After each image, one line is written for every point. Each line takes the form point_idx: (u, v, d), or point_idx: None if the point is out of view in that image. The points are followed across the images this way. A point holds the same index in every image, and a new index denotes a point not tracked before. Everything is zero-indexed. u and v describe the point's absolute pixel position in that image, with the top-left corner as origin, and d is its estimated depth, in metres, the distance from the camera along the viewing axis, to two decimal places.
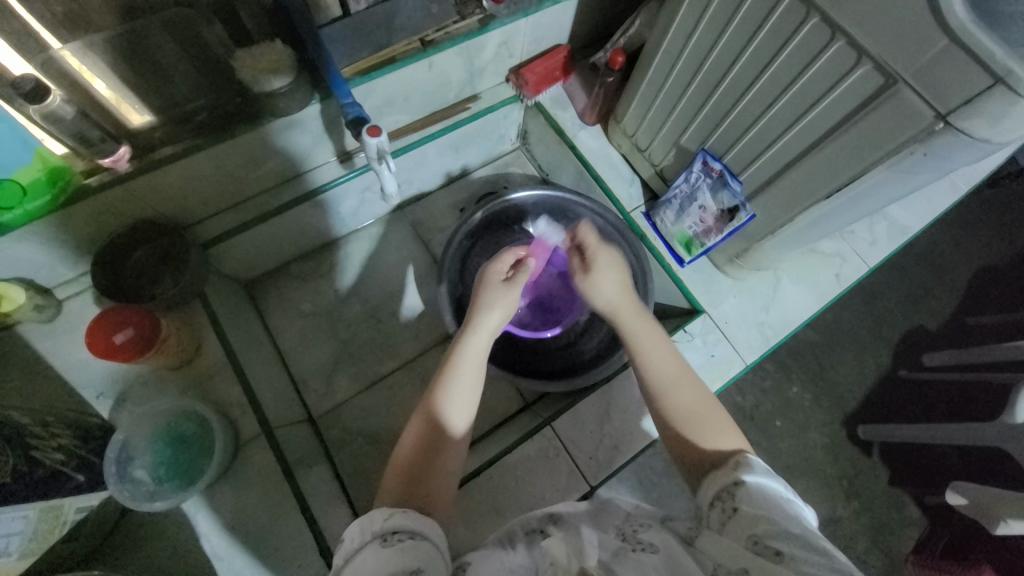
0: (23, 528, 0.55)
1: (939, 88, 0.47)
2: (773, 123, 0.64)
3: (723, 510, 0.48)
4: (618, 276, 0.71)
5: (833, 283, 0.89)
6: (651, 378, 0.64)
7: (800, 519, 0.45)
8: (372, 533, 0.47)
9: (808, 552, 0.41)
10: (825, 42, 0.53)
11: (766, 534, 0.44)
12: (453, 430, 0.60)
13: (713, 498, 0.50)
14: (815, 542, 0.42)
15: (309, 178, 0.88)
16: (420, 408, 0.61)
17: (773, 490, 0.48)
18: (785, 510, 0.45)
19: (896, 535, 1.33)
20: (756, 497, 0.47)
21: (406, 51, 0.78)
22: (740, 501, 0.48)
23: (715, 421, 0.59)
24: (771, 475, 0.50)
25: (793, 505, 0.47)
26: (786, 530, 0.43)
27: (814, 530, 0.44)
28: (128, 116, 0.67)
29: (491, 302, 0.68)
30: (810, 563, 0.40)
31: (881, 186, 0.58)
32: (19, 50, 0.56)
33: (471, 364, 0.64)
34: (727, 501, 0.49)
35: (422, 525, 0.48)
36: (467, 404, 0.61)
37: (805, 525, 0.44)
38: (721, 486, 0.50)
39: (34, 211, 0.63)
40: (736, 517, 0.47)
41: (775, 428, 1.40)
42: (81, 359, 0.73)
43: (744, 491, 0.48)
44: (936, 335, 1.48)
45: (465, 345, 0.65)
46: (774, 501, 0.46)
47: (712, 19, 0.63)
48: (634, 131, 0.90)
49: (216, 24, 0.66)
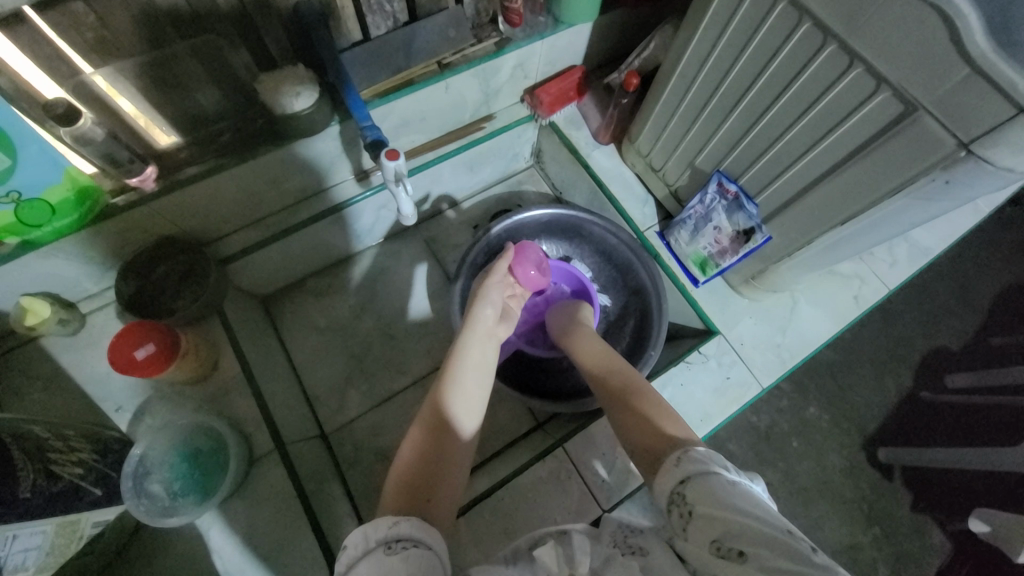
0: (42, 543, 0.52)
1: (962, 117, 0.46)
2: (790, 147, 0.63)
3: (680, 516, 0.45)
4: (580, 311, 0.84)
5: (852, 306, 0.88)
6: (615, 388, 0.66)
7: (752, 502, 0.43)
8: (376, 541, 0.46)
9: (767, 543, 0.40)
10: (843, 69, 0.53)
11: (725, 534, 0.42)
12: (460, 431, 0.61)
13: (669, 504, 0.47)
14: (771, 529, 0.41)
15: (329, 195, 0.89)
16: (422, 415, 0.63)
17: (719, 479, 0.45)
18: (735, 498, 0.43)
19: (919, 564, 1.28)
20: (704, 491, 0.45)
21: (424, 73, 0.80)
22: (693, 502, 0.45)
23: (665, 417, 0.58)
24: (716, 461, 0.48)
25: (740, 486, 0.45)
26: (741, 524, 0.41)
27: (771, 512, 0.43)
28: (157, 139, 0.70)
29: (485, 296, 0.77)
30: (771, 558, 0.39)
31: (902, 212, 0.57)
32: (52, 76, 0.58)
33: (470, 370, 0.66)
34: (681, 504, 0.46)
35: (425, 534, 0.48)
36: (469, 409, 0.63)
37: (757, 506, 0.43)
38: (672, 487, 0.48)
39: (62, 228, 0.65)
40: (693, 521, 0.44)
41: (791, 449, 1.37)
42: (101, 372, 0.75)
43: (694, 490, 0.46)
44: (958, 357, 1.44)
45: (464, 352, 0.69)
46: (724, 493, 0.44)
47: (728, 44, 0.64)
48: (648, 151, 0.90)
49: (241, 50, 0.69)
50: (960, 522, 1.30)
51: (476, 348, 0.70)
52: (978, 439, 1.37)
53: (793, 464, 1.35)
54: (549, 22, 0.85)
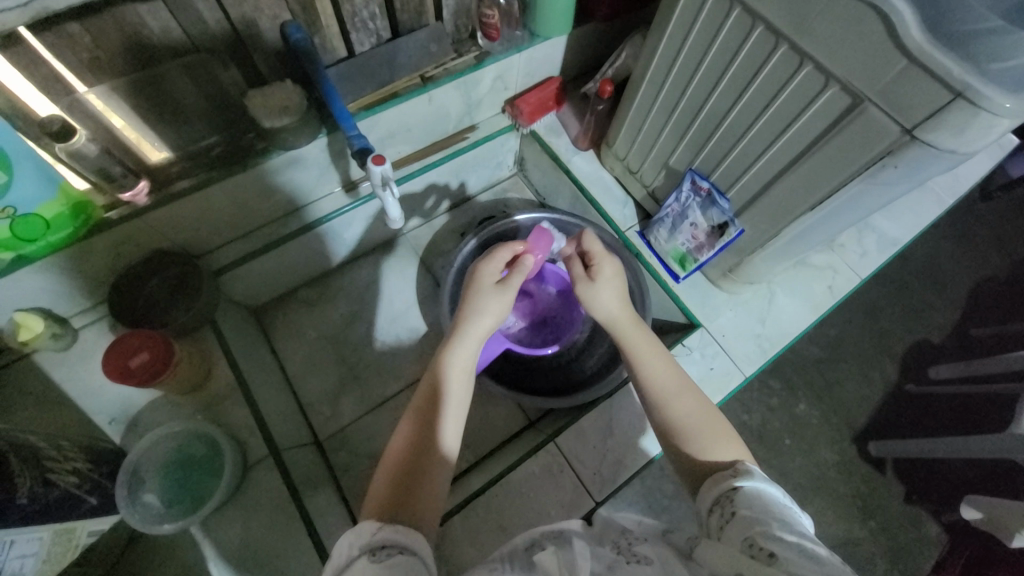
0: (38, 550, 0.54)
1: (904, 107, 0.50)
2: (754, 143, 0.67)
3: (722, 515, 0.50)
4: (619, 288, 0.72)
5: (827, 295, 0.91)
6: (659, 383, 0.65)
7: (795, 522, 0.46)
8: (360, 548, 0.47)
9: (801, 555, 0.42)
10: (794, 68, 0.58)
11: (760, 535, 0.45)
12: (442, 441, 0.60)
13: (713, 505, 0.52)
14: (807, 544, 0.43)
15: (313, 209, 0.92)
16: (409, 418, 0.62)
17: (770, 496, 0.49)
18: (779, 515, 0.47)
19: (916, 555, 1.30)
20: (753, 501, 0.49)
21: (407, 87, 0.83)
22: (738, 506, 0.49)
23: (717, 433, 0.60)
24: (769, 482, 0.51)
25: (789, 510, 0.48)
26: (777, 532, 0.44)
27: (808, 535, 0.45)
28: (149, 154, 0.72)
29: (481, 307, 0.68)
30: (800, 561, 0.41)
31: (859, 198, 0.61)
32: (47, 94, 0.61)
33: (458, 377, 0.64)
34: (726, 506, 0.50)
35: (409, 541, 0.49)
36: (454, 418, 0.63)
37: (799, 529, 0.45)
38: (719, 492, 0.52)
39: (56, 242, 0.67)
40: (734, 520, 0.48)
41: (784, 446, 1.39)
42: (95, 386, 0.75)
43: (741, 497, 0.50)
44: (939, 348, 1.48)
45: (452, 350, 0.66)
46: (771, 506, 0.48)
47: (692, 48, 0.68)
48: (625, 154, 0.93)
49: (231, 68, 0.72)
50: (953, 511, 1.32)
51: (466, 355, 0.66)
52: (964, 428, 1.40)
53: (786, 461, 1.37)
54: (525, 36, 0.89)
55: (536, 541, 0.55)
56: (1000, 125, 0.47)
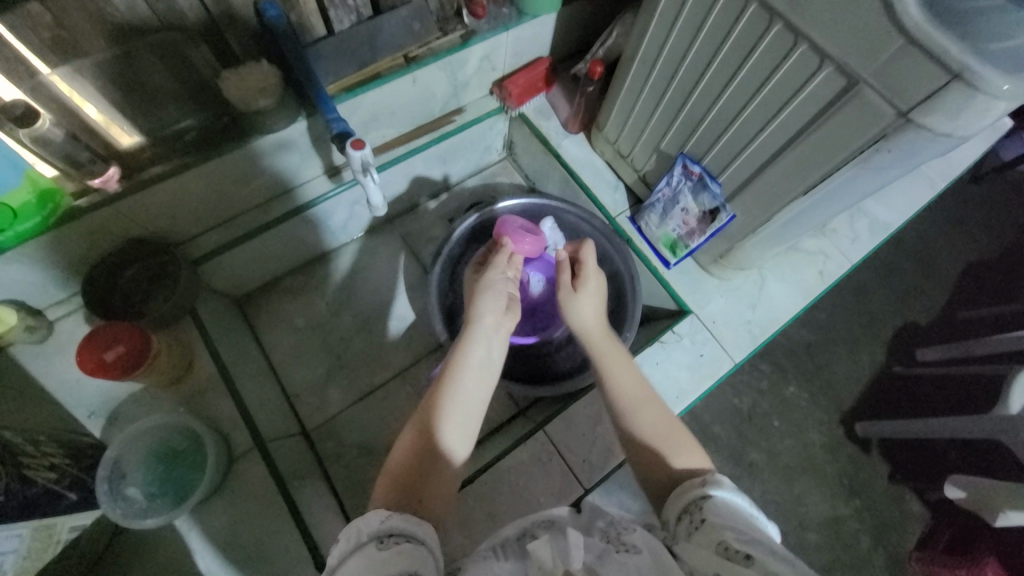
0: (18, 547, 0.53)
1: (899, 89, 0.48)
2: (747, 126, 0.65)
3: (692, 522, 0.49)
4: (599, 304, 0.74)
5: (817, 280, 0.91)
6: (623, 393, 0.65)
7: (763, 532, 0.47)
8: (367, 535, 0.47)
9: (774, 556, 0.42)
10: (789, 46, 0.55)
11: (734, 540, 0.45)
12: (451, 435, 0.59)
13: (682, 513, 0.51)
14: (779, 549, 0.43)
15: (299, 194, 0.89)
16: (419, 412, 0.61)
17: (739, 506, 0.49)
18: (750, 524, 0.47)
19: (899, 531, 1.33)
20: (723, 509, 0.49)
21: (390, 67, 0.80)
22: (708, 513, 0.49)
23: (680, 440, 0.59)
24: (737, 491, 0.51)
25: (757, 520, 0.49)
26: (751, 539, 0.45)
27: (777, 543, 0.46)
28: (119, 138, 0.69)
29: (487, 287, 0.74)
30: (777, 564, 0.41)
31: (852, 182, 0.60)
32: (11, 78, 0.58)
33: (473, 367, 0.65)
34: (695, 514, 0.50)
35: (418, 529, 0.48)
36: (467, 410, 0.61)
37: (768, 536, 0.46)
38: (688, 501, 0.52)
39: (24, 232, 0.64)
40: (704, 527, 0.48)
41: (773, 428, 1.40)
42: (73, 379, 0.74)
43: (711, 504, 0.50)
44: (927, 330, 1.49)
45: (466, 343, 0.67)
46: (740, 515, 0.48)
47: (683, 29, 0.66)
48: (616, 138, 0.91)
49: (202, 46, 0.68)
50: (937, 490, 1.35)
51: (479, 342, 0.67)
52: (951, 409, 1.42)
53: (774, 443, 1.39)
54: (513, 14, 0.86)
55: (527, 531, 0.55)
56: (997, 108, 0.45)
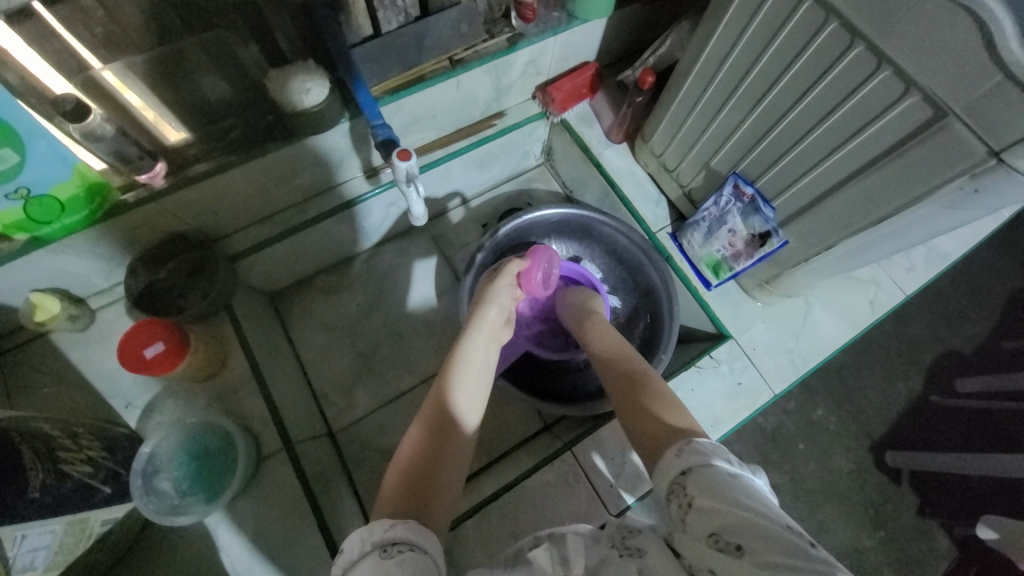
0: (50, 542, 0.53)
1: (995, 125, 0.45)
2: (812, 150, 0.62)
3: (680, 506, 0.46)
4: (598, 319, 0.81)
5: (868, 311, 0.86)
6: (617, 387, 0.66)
7: (753, 494, 0.44)
8: (372, 543, 0.46)
9: (766, 538, 0.40)
10: (870, 71, 0.51)
11: (725, 528, 0.42)
12: (456, 433, 0.61)
13: (669, 493, 0.48)
14: (770, 521, 0.41)
15: (336, 194, 0.88)
16: (420, 415, 0.63)
17: (719, 471, 0.46)
18: (734, 491, 0.44)
19: (925, 568, 1.27)
20: (705, 482, 0.45)
21: (435, 70, 0.78)
22: (693, 494, 0.45)
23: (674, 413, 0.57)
24: (716, 454, 0.48)
25: (741, 477, 0.45)
26: (740, 514, 0.42)
27: (767, 504, 0.43)
28: (166, 134, 0.68)
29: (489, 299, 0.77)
30: (768, 551, 0.39)
31: (925, 221, 0.56)
32: (61, 71, 0.56)
33: (471, 372, 0.67)
34: (680, 494, 0.47)
35: (420, 538, 0.47)
36: (468, 407, 0.63)
37: (758, 500, 0.43)
38: (672, 475, 0.49)
39: (71, 225, 0.65)
40: (692, 511, 0.45)
41: (798, 450, 1.35)
42: (111, 368, 0.75)
43: (693, 479, 0.46)
44: (970, 360, 1.42)
45: (464, 351, 0.69)
46: (722, 483, 0.45)
47: (749, 44, 0.62)
48: (662, 151, 0.88)
49: (251, 45, 0.67)
50: (967, 527, 1.29)
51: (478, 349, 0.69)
52: (992, 446, 1.35)
53: (798, 466, 1.34)
54: (563, 18, 0.83)
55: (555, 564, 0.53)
56: None
